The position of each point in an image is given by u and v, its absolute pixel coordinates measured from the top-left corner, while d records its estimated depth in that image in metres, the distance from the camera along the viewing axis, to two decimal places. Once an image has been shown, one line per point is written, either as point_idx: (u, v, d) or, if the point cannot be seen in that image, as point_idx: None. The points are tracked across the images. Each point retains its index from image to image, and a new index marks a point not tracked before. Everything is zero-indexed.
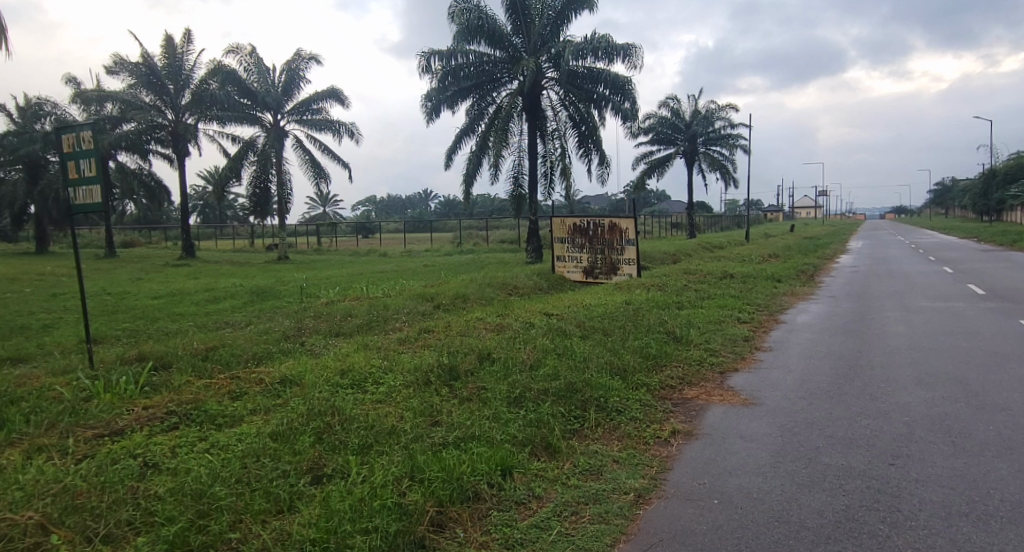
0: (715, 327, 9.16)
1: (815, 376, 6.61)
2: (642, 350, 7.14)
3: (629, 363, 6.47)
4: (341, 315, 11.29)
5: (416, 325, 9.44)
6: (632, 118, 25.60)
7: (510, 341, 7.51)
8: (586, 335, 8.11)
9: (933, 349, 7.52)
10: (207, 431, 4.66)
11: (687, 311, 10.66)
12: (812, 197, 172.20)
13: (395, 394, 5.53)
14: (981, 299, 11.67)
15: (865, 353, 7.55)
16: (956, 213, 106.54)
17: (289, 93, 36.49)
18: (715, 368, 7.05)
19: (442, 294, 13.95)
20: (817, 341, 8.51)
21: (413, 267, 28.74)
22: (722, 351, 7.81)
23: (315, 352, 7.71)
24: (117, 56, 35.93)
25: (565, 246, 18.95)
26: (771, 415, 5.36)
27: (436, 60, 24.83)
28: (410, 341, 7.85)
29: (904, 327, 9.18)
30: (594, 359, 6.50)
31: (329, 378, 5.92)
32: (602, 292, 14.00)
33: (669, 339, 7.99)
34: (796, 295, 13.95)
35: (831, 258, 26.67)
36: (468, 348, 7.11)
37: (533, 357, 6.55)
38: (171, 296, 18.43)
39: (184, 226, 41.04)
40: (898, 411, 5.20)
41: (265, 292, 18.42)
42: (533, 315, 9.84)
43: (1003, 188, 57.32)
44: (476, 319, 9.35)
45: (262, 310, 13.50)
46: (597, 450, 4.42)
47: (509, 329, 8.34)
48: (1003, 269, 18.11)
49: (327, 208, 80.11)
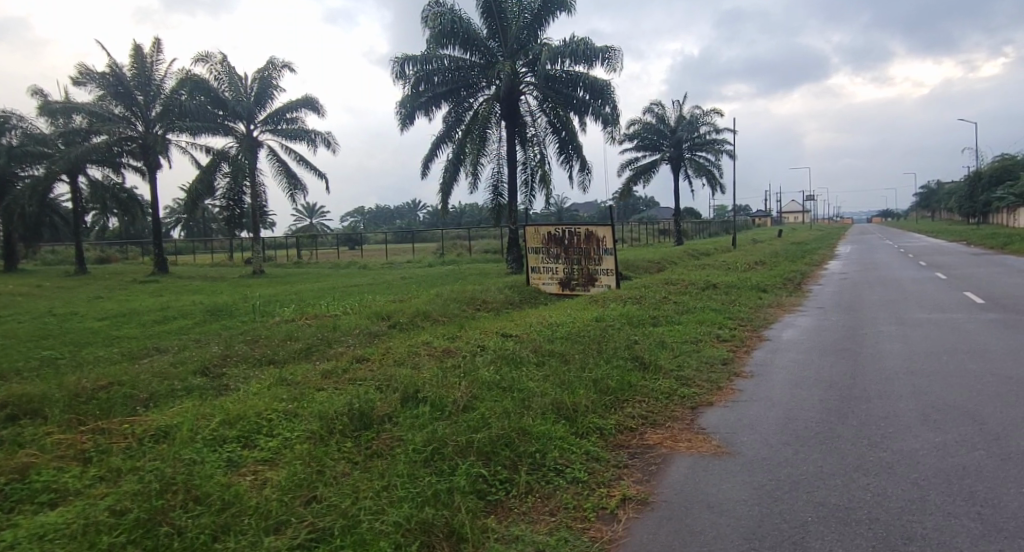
0: (689, 349, 8.14)
1: (803, 412, 5.60)
2: (601, 383, 6.12)
3: (581, 401, 5.47)
4: (282, 338, 10.19)
5: (356, 351, 8.34)
6: (613, 123, 24.73)
7: (448, 371, 6.50)
8: (542, 364, 7.07)
9: (935, 372, 6.62)
10: (14, 514, 3.47)
11: (661, 329, 9.68)
12: (799, 202, 173.11)
13: (285, 450, 4.43)
14: (982, 310, 10.77)
15: (856, 379, 6.60)
16: (942, 216, 106.98)
17: (262, 102, 35.42)
18: (686, 403, 6.03)
19: (402, 310, 12.90)
20: (803, 363, 7.56)
21: (389, 280, 27.69)
22: (697, 380, 6.81)
23: (224, 389, 6.57)
24: (84, 67, 34.66)
25: (539, 257, 17.92)
26: (749, 471, 4.33)
27: (409, 65, 23.84)
28: (337, 374, 6.76)
29: (899, 345, 8.27)
30: (538, 397, 5.47)
31: (211, 428, 4.80)
32: (576, 307, 12.97)
33: (637, 367, 6.97)
34: (782, 307, 13.02)
35: (819, 264, 25.85)
36: (397, 383, 6.05)
37: (468, 394, 5.53)
38: (121, 317, 17.21)
39: (157, 240, 39.71)
40: (906, 466, 4.21)
41: (223, 311, 17.30)
42: (489, 337, 8.78)
43: (989, 190, 57.22)
44: (424, 342, 8.27)
45: (206, 333, 12.39)
46: (519, 532, 3.35)
47: (455, 357, 7.27)
48: (999, 274, 17.37)
49: (311, 220, 78.82)
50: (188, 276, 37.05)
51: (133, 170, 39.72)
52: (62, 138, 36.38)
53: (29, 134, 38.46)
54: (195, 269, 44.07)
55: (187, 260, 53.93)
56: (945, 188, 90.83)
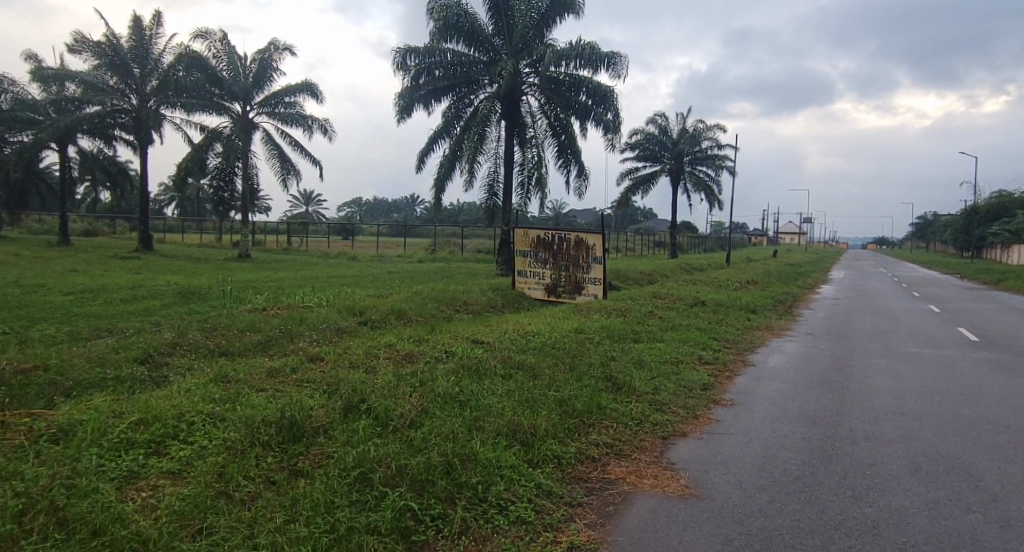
0: (668, 370, 7.67)
1: (783, 451, 5.14)
2: (566, 404, 5.64)
3: (542, 424, 4.95)
4: (241, 328, 9.59)
5: (314, 349, 7.81)
6: (614, 130, 24.27)
7: (404, 380, 5.99)
8: (508, 378, 6.56)
9: (927, 415, 6.17)
10: None
11: (641, 345, 9.18)
12: (797, 225, 173.80)
13: (197, 460, 3.89)
14: (977, 348, 10.36)
15: (843, 417, 6.14)
16: (936, 248, 107.38)
17: (260, 84, 34.88)
18: (657, 431, 5.57)
19: (377, 307, 12.35)
20: (788, 394, 7.11)
21: (375, 273, 27.17)
22: (671, 406, 6.33)
23: (160, 383, 6.03)
24: (79, 35, 33.92)
25: (527, 260, 17.46)
26: (717, 519, 3.83)
27: (411, 56, 23.30)
28: (283, 373, 6.20)
29: (891, 381, 7.81)
30: (495, 417, 4.96)
31: (121, 429, 4.24)
32: (558, 315, 12.45)
33: (609, 387, 6.48)
34: (771, 330, 12.57)
35: (811, 287, 25.48)
36: (346, 388, 5.54)
37: (418, 409, 5.02)
38: (89, 293, 16.59)
39: (143, 217, 38.97)
40: (892, 527, 3.74)
41: (195, 294, 16.73)
42: (458, 343, 8.25)
43: (984, 225, 57.28)
44: (385, 345, 7.74)
45: (168, 316, 11.82)
46: None
47: (417, 363, 6.77)
48: (993, 310, 17.02)
49: (306, 207, 78.15)
50: (171, 255, 36.30)
51: (124, 144, 39.04)
52: (52, 106, 35.64)
53: (21, 100, 37.73)
54: (182, 248, 43.34)
55: (175, 239, 53.18)
56: (941, 220, 91.13)
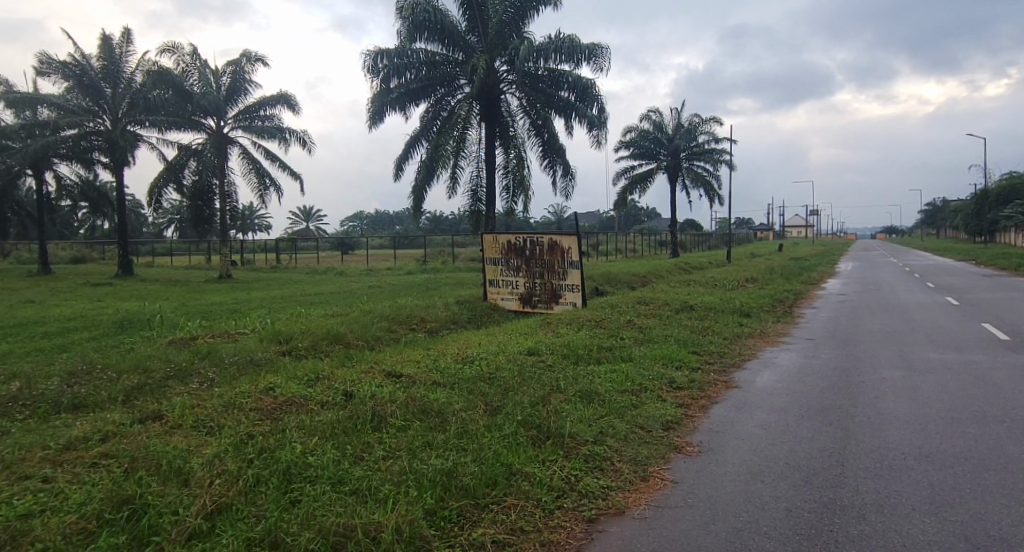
0: (621, 404, 6.05)
1: (757, 543, 3.48)
2: (454, 475, 4.04)
3: (395, 518, 3.33)
4: (123, 368, 7.99)
5: (185, 395, 6.17)
6: (599, 126, 22.63)
7: (243, 447, 4.36)
8: (403, 431, 4.98)
9: (961, 460, 4.56)
10: None
11: (603, 370, 7.54)
12: (804, 217, 171.21)
13: None
14: (1009, 350, 8.74)
15: (847, 470, 4.50)
16: (948, 233, 104.78)
17: (232, 98, 33.57)
18: (579, 510, 3.95)
19: (312, 331, 10.74)
20: (774, 430, 5.50)
21: (352, 288, 25.71)
22: (615, 462, 4.72)
23: None
24: (46, 56, 32.53)
25: (498, 268, 15.85)
26: None
27: (382, 58, 21.67)
28: (86, 445, 4.51)
29: (907, 403, 6.20)
30: (331, 512, 3.34)
31: None
32: (522, 331, 10.87)
33: (532, 439, 4.90)
34: (767, 337, 10.97)
35: (817, 282, 23.76)
36: (146, 467, 3.90)
37: (214, 505, 3.37)
38: (20, 328, 15.05)
39: (123, 240, 37.64)
40: None
41: (138, 322, 15.27)
42: (370, 379, 6.66)
43: (997, 209, 55.08)
44: (265, 389, 6.07)
45: (74, 353, 10.35)
46: None
47: (282, 417, 5.15)
48: (1018, 300, 15.31)
49: (304, 223, 76.82)
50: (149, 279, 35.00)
51: (102, 166, 37.77)
52: (24, 131, 34.40)
53: None
54: (166, 271, 42.12)
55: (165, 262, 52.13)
56: (949, 209, 89.19)
